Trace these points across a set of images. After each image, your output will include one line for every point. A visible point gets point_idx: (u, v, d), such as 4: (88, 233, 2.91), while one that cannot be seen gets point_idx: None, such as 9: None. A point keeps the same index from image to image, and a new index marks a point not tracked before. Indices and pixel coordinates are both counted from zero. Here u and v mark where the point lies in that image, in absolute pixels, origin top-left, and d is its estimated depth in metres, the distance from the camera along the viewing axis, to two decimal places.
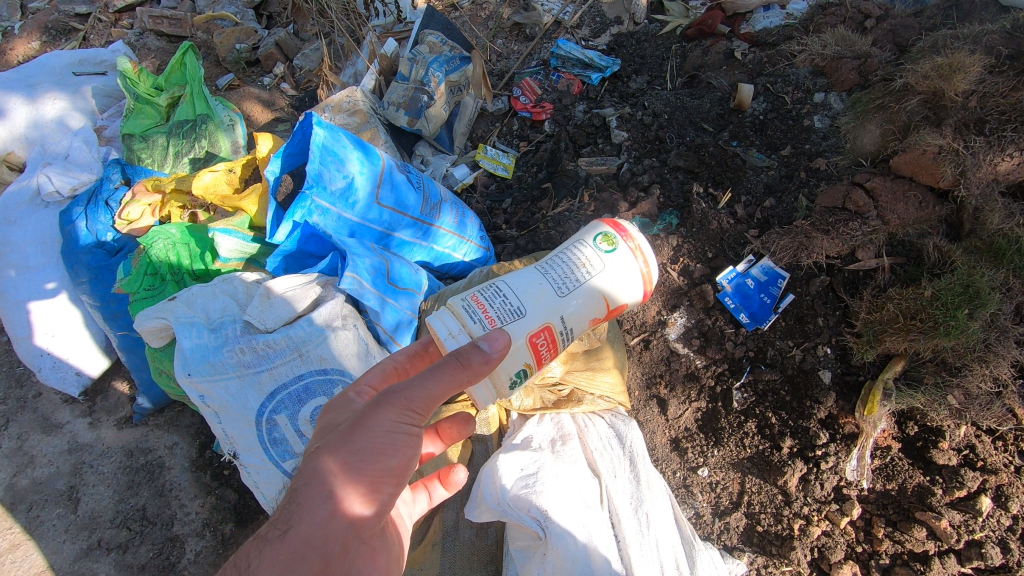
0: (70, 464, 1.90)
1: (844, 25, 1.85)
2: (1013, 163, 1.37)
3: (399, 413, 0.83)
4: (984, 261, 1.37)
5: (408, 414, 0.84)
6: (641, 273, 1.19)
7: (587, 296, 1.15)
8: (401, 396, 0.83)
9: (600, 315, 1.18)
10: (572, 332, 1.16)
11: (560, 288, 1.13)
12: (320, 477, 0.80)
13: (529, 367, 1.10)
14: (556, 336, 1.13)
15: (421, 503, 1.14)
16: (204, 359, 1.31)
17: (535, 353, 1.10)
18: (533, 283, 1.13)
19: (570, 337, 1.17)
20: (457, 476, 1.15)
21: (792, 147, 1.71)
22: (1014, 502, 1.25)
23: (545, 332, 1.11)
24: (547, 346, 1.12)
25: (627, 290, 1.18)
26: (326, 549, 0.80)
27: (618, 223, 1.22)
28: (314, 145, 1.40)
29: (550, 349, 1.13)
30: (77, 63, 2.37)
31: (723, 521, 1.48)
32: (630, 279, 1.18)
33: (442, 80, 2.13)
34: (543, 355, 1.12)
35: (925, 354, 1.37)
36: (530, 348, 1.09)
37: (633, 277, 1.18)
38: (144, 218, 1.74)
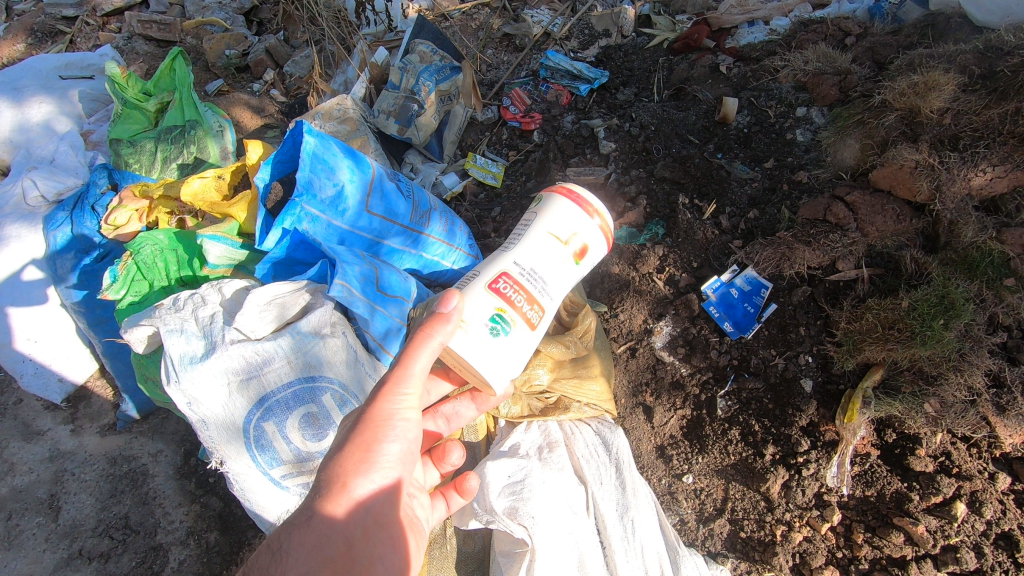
0: (52, 472, 1.87)
1: (824, 42, 1.90)
2: (986, 178, 1.42)
3: (398, 397, 0.95)
4: (959, 273, 1.41)
5: (404, 397, 0.96)
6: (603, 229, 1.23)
7: (533, 239, 1.17)
8: (394, 379, 0.96)
9: (559, 249, 1.17)
10: (533, 272, 1.14)
11: (511, 244, 1.18)
12: (336, 467, 0.88)
13: (504, 311, 1.08)
14: (521, 282, 1.12)
15: (440, 511, 1.12)
16: (191, 366, 1.30)
17: (503, 296, 1.10)
18: (523, 253, 1.16)
19: (537, 278, 1.14)
20: (471, 481, 1.15)
21: (775, 160, 1.75)
22: (986, 508, 1.29)
23: (504, 277, 1.12)
24: (522, 299, 1.11)
25: (568, 217, 1.18)
26: (348, 533, 0.85)
27: (573, 191, 1.21)
28: (304, 153, 1.41)
29: (522, 294, 1.11)
30: (64, 67, 2.34)
31: (707, 527, 1.52)
32: (571, 216, 1.19)
33: (432, 90, 2.16)
34: (525, 311, 1.10)
35: (903, 363, 1.40)
36: (493, 294, 1.10)
37: (592, 227, 1.20)
38: (131, 224, 1.71)
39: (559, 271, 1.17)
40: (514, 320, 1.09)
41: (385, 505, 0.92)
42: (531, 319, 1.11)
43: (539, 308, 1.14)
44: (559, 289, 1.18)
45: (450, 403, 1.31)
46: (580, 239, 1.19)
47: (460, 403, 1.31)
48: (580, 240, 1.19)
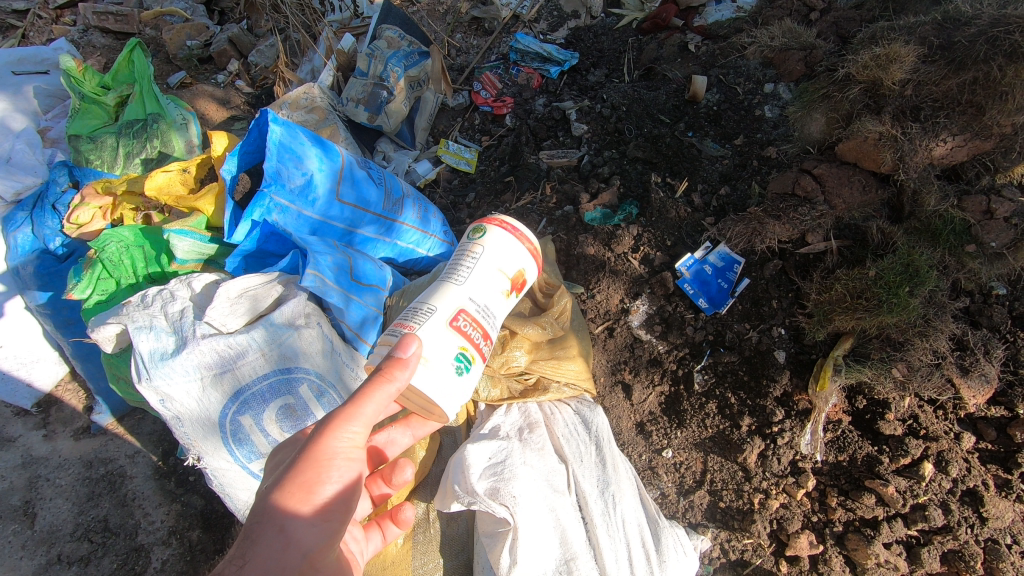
0: (25, 479, 1.83)
1: (789, 18, 1.91)
2: (947, 147, 1.45)
3: (353, 437, 0.92)
4: (923, 241, 1.45)
5: (351, 437, 0.92)
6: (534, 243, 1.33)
7: (481, 274, 1.22)
8: (345, 415, 0.91)
9: (506, 286, 1.25)
10: (487, 310, 1.20)
11: (463, 277, 1.20)
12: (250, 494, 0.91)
13: (465, 349, 1.12)
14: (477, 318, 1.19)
15: (375, 541, 1.19)
16: (162, 363, 1.28)
17: (465, 336, 1.13)
18: (437, 288, 1.19)
19: (488, 314, 1.21)
20: (406, 514, 1.16)
21: (744, 137, 1.77)
22: (952, 466, 1.35)
23: (462, 313, 1.15)
24: (466, 322, 1.14)
25: (519, 261, 1.28)
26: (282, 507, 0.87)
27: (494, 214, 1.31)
28: (270, 143, 1.39)
29: (478, 330, 1.16)
30: (16, 62, 2.26)
31: (687, 499, 1.55)
32: (519, 258, 1.28)
33: (402, 75, 2.12)
34: (462, 326, 1.13)
35: (871, 331, 1.44)
36: (457, 333, 1.12)
37: (509, 236, 1.27)
38: (95, 222, 1.66)
39: (503, 307, 1.26)
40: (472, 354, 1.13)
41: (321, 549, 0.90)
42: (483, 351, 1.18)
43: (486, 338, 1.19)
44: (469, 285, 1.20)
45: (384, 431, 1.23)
46: (523, 279, 1.30)
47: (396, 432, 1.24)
48: (518, 273, 1.28)
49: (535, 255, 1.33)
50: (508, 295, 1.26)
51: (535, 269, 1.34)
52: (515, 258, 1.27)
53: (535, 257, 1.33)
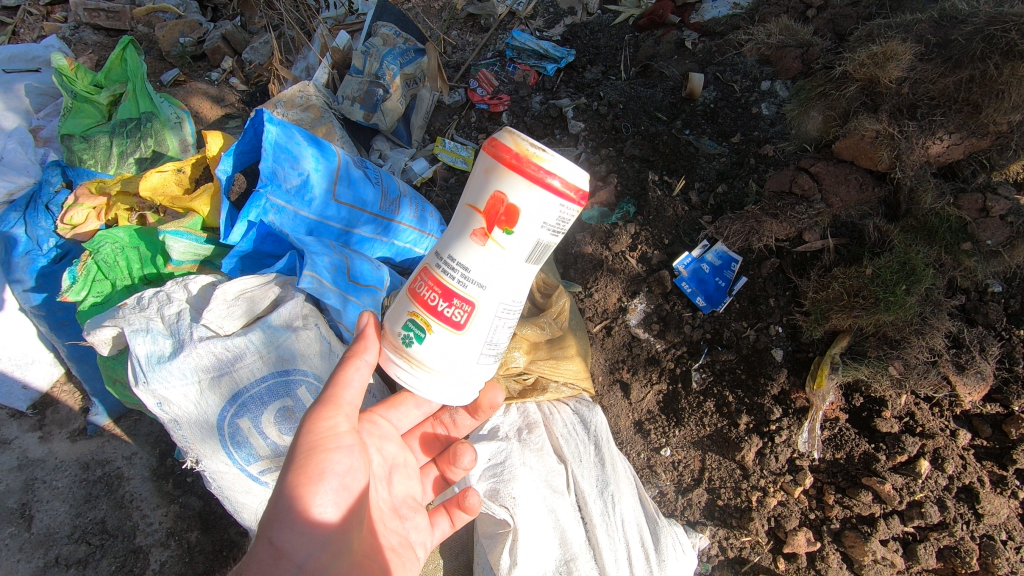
0: (22, 481, 1.82)
1: (786, 15, 1.91)
2: (943, 146, 1.45)
3: (335, 424, 0.93)
4: (919, 240, 1.46)
5: (334, 425, 0.93)
6: (513, 146, 0.83)
7: (456, 218, 0.92)
8: (323, 403, 0.93)
9: (478, 226, 0.88)
10: (452, 262, 0.91)
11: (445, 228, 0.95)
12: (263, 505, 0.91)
13: (416, 317, 0.92)
14: (441, 274, 0.92)
15: (443, 527, 1.15)
16: (159, 366, 1.27)
17: (420, 300, 0.93)
18: None
19: (456, 269, 0.90)
20: (473, 500, 1.11)
21: (741, 135, 1.77)
22: (948, 464, 1.36)
23: (422, 273, 0.94)
24: (426, 282, 0.93)
25: (488, 183, 0.86)
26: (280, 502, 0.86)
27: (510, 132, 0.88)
28: (266, 143, 1.38)
29: (438, 291, 0.91)
30: (7, 61, 2.23)
31: (685, 497, 1.55)
32: (489, 181, 0.86)
33: (397, 73, 2.12)
34: (417, 287, 0.94)
35: (867, 329, 1.44)
36: (412, 298, 0.94)
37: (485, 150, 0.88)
38: (89, 222, 1.64)
39: (481, 258, 0.89)
40: (426, 322, 0.91)
41: (324, 556, 0.86)
42: (452, 320, 0.91)
43: (460, 302, 0.90)
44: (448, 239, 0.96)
45: (446, 410, 1.26)
46: (507, 208, 0.85)
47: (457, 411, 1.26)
48: (500, 208, 0.85)
49: (524, 164, 0.83)
50: (486, 234, 0.88)
51: (525, 188, 0.83)
52: (486, 182, 0.87)
53: (525, 170, 0.83)
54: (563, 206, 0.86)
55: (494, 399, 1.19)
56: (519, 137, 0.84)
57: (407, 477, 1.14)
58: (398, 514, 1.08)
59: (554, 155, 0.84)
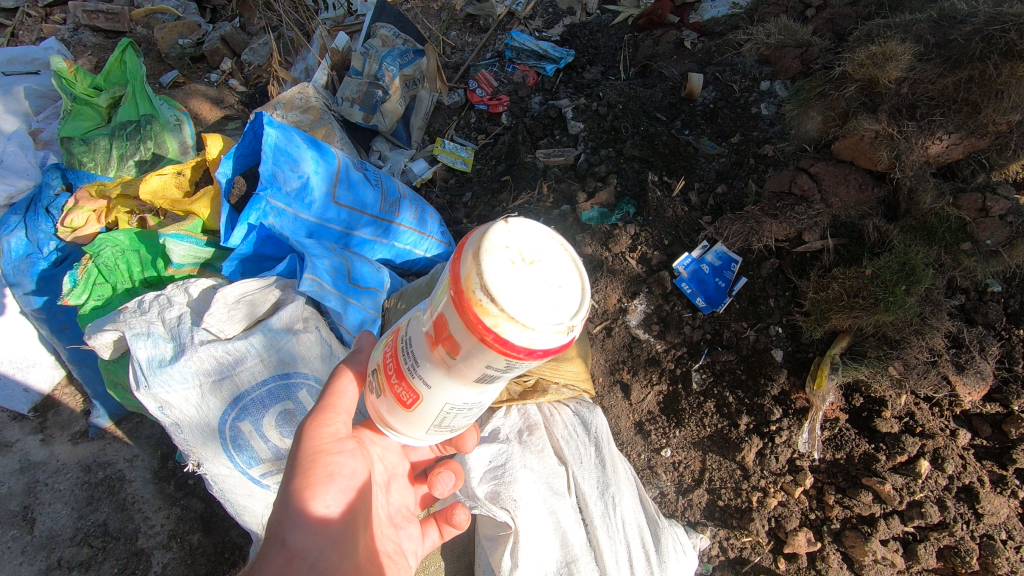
0: (24, 484, 1.82)
1: (785, 14, 1.91)
2: (943, 145, 1.45)
3: (336, 429, 0.93)
4: (919, 240, 1.46)
5: (338, 429, 0.93)
6: (466, 274, 0.64)
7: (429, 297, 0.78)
8: (325, 406, 0.93)
9: (429, 330, 0.73)
10: (408, 345, 0.78)
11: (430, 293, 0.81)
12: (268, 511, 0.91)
13: (376, 373, 0.86)
14: (399, 351, 0.80)
15: (432, 538, 1.17)
16: (160, 370, 1.28)
17: (383, 358, 0.85)
18: None
19: (409, 353, 0.77)
20: (459, 517, 1.13)
21: (741, 135, 1.77)
22: (948, 463, 1.36)
23: (394, 331, 0.85)
24: (392, 340, 0.85)
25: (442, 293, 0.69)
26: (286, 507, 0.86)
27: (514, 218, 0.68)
28: (266, 146, 1.38)
29: (392, 364, 0.81)
30: (6, 63, 2.23)
31: (686, 498, 1.56)
32: (446, 292, 0.69)
33: (397, 74, 2.11)
34: (388, 341, 0.86)
35: (867, 329, 1.45)
36: (382, 348, 0.87)
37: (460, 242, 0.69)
38: (89, 225, 1.64)
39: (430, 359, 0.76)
40: (380, 386, 0.84)
41: (335, 556, 0.86)
42: (399, 400, 0.81)
43: (405, 387, 0.79)
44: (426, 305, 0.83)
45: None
46: (447, 332, 0.68)
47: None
48: (445, 324, 0.69)
49: (467, 305, 0.63)
50: (434, 343, 0.72)
51: (466, 329, 0.65)
52: (444, 283, 0.70)
53: (465, 310, 0.63)
54: (508, 361, 0.66)
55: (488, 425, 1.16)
56: (479, 261, 0.63)
57: (402, 487, 1.14)
58: (392, 522, 1.09)
59: (531, 277, 0.64)
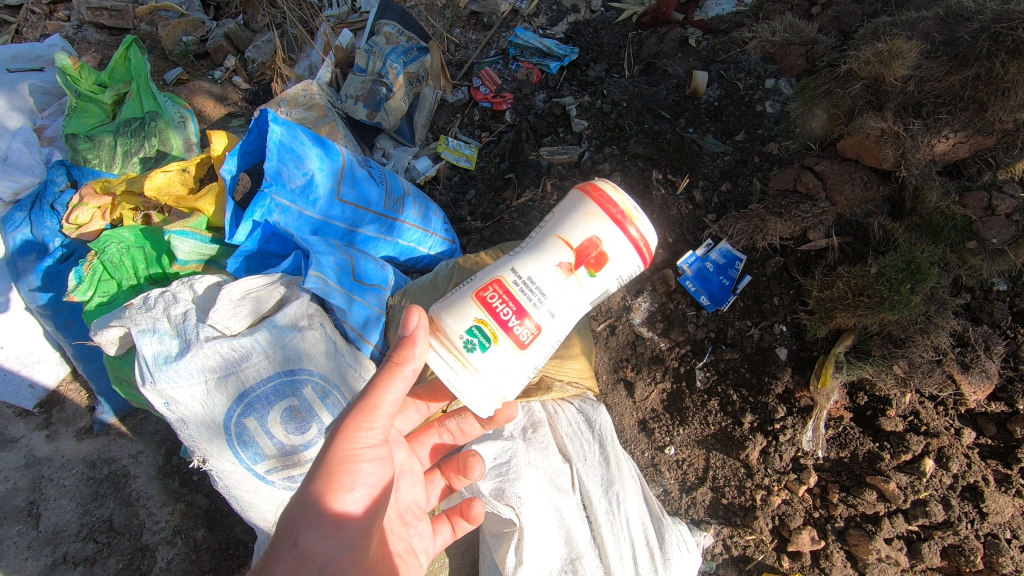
0: (29, 480, 1.83)
1: (790, 12, 1.90)
2: (949, 143, 1.44)
3: (368, 434, 0.93)
4: (924, 239, 1.46)
5: (369, 434, 0.93)
6: (620, 203, 0.96)
7: (542, 245, 0.99)
8: (361, 408, 0.93)
9: (566, 261, 0.96)
10: (531, 282, 0.97)
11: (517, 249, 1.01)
12: None
13: (483, 323, 0.95)
14: (519, 292, 0.96)
15: (444, 535, 1.18)
16: (165, 366, 1.28)
17: (488, 307, 0.95)
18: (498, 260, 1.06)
19: (535, 288, 0.97)
20: (475, 511, 1.14)
21: (746, 133, 1.77)
22: (953, 462, 1.36)
23: (495, 285, 0.97)
24: (498, 292, 0.96)
25: (585, 226, 0.96)
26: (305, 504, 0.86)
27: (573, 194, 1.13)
28: (270, 143, 1.38)
29: (511, 308, 0.95)
30: (11, 60, 2.23)
31: (690, 496, 1.56)
32: (589, 223, 0.96)
33: (401, 72, 2.11)
34: (489, 297, 0.96)
35: (872, 328, 1.44)
36: (478, 302, 0.96)
37: (582, 198, 0.98)
38: (94, 222, 1.65)
39: (562, 291, 0.97)
40: (494, 334, 0.95)
41: (346, 562, 0.86)
42: (517, 338, 0.95)
43: (529, 323, 0.96)
44: (523, 253, 0.99)
45: (454, 419, 1.27)
46: (598, 256, 0.96)
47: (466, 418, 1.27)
48: (600, 246, 0.95)
49: (623, 218, 0.95)
50: (569, 273, 0.97)
51: (620, 236, 0.95)
52: (581, 221, 0.96)
53: (622, 222, 0.95)
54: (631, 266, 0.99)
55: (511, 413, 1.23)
56: (626, 199, 0.97)
57: (412, 484, 1.14)
58: (403, 520, 1.09)
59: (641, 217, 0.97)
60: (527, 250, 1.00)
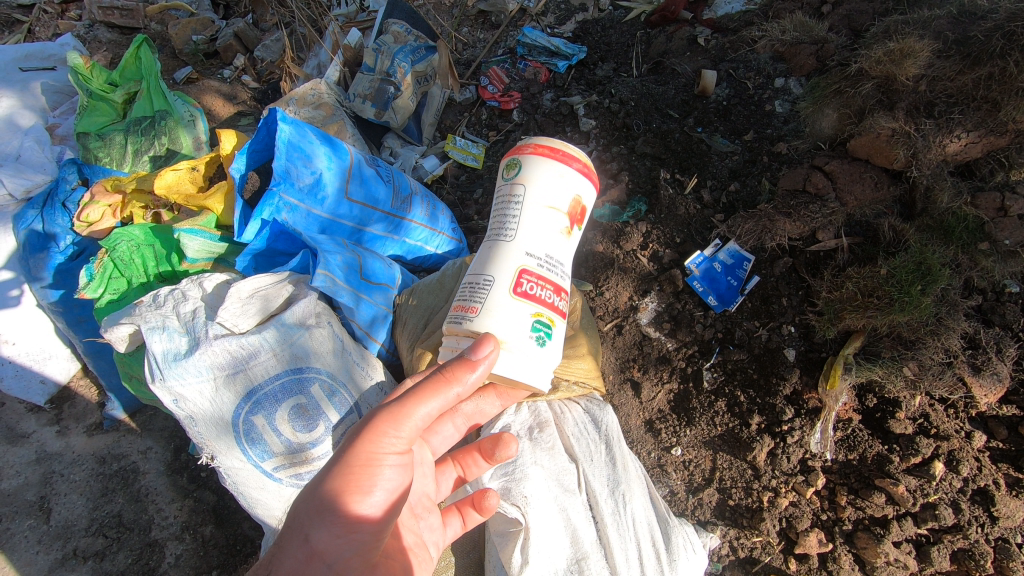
0: (40, 474, 1.85)
1: (801, 11, 1.89)
2: (961, 143, 1.43)
3: (393, 441, 0.92)
4: (935, 239, 1.44)
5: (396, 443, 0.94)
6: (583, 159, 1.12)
7: (539, 221, 1.07)
8: (392, 415, 0.92)
9: (564, 224, 1.09)
10: (550, 257, 1.07)
11: (515, 231, 1.07)
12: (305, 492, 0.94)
13: (540, 315, 1.03)
14: (548, 271, 1.06)
15: (455, 526, 1.17)
16: (175, 363, 1.29)
17: (537, 299, 1.03)
18: (489, 250, 1.10)
19: (554, 260, 1.08)
20: (490, 501, 1.16)
21: (754, 132, 1.76)
22: (963, 466, 1.35)
23: (524, 275, 1.04)
24: (533, 279, 1.04)
25: (564, 185, 1.09)
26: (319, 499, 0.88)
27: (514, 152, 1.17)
28: (279, 141, 1.39)
29: (549, 286, 1.06)
30: (23, 58, 2.25)
31: (696, 497, 1.55)
32: (568, 183, 1.09)
33: (409, 70, 2.12)
34: (529, 287, 1.03)
35: (882, 329, 1.43)
36: (524, 297, 1.02)
37: (561, 165, 1.09)
38: (104, 220, 1.66)
39: (568, 247, 1.11)
40: (550, 319, 1.05)
41: (353, 561, 0.88)
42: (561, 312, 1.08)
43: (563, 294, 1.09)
44: (527, 233, 1.07)
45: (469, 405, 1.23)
46: (580, 207, 1.12)
47: (483, 402, 1.22)
48: (579, 204, 1.11)
49: (591, 174, 1.14)
50: (571, 232, 1.11)
51: (592, 191, 1.14)
52: (564, 187, 1.09)
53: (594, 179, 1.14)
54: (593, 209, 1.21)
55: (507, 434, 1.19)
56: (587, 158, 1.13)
57: (422, 476, 1.13)
58: (413, 513, 1.09)
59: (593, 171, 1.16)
60: (532, 229, 1.07)
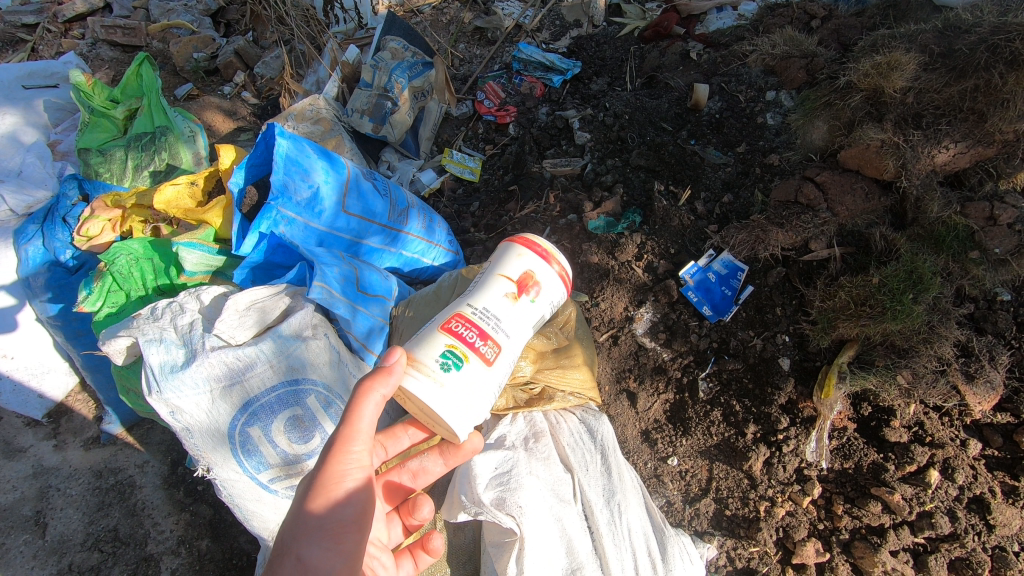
0: (36, 489, 1.85)
1: (791, 26, 1.93)
2: (949, 154, 1.45)
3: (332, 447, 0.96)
4: (926, 248, 1.46)
5: (354, 453, 0.95)
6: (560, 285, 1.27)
7: (487, 284, 1.18)
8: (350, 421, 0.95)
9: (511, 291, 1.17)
10: (486, 312, 1.14)
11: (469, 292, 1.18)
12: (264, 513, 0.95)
13: (453, 347, 1.06)
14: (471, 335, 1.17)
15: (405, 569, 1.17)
16: (172, 375, 1.30)
17: (456, 335, 1.08)
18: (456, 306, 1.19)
19: (485, 314, 1.13)
20: (434, 542, 1.14)
21: (747, 144, 1.78)
22: (958, 474, 1.35)
23: (457, 317, 1.12)
24: (462, 325, 1.11)
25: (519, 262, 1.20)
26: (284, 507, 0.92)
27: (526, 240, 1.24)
28: (277, 156, 1.41)
29: (476, 332, 1.10)
30: (26, 76, 2.29)
31: (693, 507, 1.54)
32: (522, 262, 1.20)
33: (406, 86, 2.15)
34: (478, 353, 1.08)
35: (875, 338, 1.44)
36: (446, 333, 1.09)
37: (550, 275, 1.21)
38: (104, 234, 1.68)
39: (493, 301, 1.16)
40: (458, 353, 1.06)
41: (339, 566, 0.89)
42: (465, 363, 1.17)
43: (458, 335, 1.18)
44: (516, 328, 1.16)
45: (416, 459, 1.24)
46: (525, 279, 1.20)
47: (426, 459, 1.23)
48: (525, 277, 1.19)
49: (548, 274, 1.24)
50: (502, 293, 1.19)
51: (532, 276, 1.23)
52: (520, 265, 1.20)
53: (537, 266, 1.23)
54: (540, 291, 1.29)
55: (476, 445, 1.18)
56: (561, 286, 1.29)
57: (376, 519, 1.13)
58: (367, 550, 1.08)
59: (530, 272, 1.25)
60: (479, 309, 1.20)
